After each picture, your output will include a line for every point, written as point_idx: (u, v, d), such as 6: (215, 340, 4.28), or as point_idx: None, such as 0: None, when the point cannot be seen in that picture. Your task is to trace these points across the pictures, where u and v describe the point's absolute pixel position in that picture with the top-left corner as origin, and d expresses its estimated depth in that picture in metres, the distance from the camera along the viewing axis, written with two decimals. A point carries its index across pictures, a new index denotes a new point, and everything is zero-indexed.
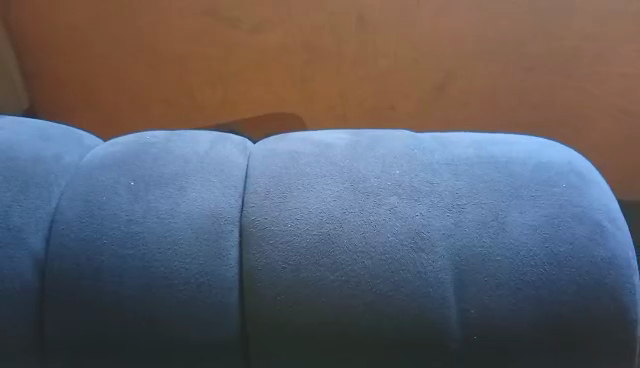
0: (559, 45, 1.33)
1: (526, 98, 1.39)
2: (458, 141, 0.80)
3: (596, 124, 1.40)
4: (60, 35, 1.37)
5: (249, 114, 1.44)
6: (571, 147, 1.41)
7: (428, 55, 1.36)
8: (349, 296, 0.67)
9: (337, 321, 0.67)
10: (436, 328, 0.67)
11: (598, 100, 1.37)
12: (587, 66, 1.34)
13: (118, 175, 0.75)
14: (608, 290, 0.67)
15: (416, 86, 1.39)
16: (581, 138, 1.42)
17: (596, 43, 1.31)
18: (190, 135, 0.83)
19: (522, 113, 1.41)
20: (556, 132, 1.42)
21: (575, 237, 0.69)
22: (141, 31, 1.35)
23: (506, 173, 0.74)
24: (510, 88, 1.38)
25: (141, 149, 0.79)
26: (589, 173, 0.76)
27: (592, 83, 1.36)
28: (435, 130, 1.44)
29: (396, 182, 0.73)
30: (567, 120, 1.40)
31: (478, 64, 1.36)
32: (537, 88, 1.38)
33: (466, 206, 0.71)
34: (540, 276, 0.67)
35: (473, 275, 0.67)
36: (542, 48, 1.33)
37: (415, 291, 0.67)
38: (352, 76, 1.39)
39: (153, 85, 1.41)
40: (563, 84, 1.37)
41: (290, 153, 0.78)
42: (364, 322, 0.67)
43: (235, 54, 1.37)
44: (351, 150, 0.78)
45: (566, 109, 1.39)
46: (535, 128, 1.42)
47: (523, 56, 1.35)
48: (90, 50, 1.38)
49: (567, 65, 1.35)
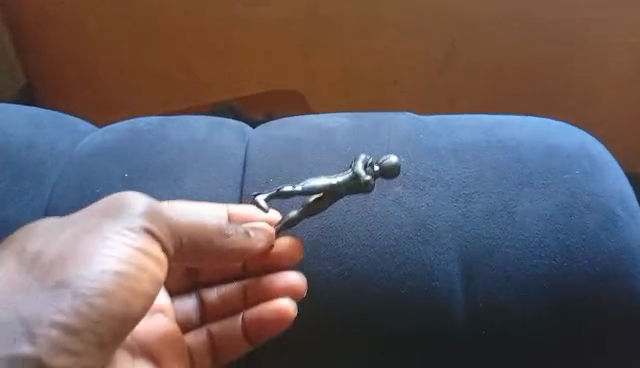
0: (573, 16, 1.13)
1: (542, 73, 1.21)
2: (466, 123, 0.76)
3: (615, 98, 1.21)
4: (46, 13, 1.24)
5: (244, 94, 1.30)
6: (591, 123, 1.24)
7: (434, 27, 1.17)
8: (352, 288, 0.65)
9: (337, 319, 0.65)
10: (444, 321, 0.65)
11: (615, 73, 1.18)
12: (609, 39, 1.14)
13: (111, 166, 0.72)
14: (624, 282, 0.64)
15: (418, 59, 1.22)
16: (608, 122, 1.24)
17: (624, 9, 1.11)
18: (185, 118, 0.78)
19: (543, 88, 1.22)
20: (576, 109, 1.23)
21: (586, 227, 0.66)
22: (127, 9, 1.21)
23: (516, 159, 0.71)
24: (520, 65, 1.20)
25: (135, 137, 0.75)
26: (601, 155, 0.73)
27: (611, 56, 1.16)
28: (438, 106, 1.27)
29: (401, 171, 0.70)
30: (589, 96, 1.22)
31: (485, 37, 1.18)
32: (552, 59, 1.19)
33: (474, 195, 0.68)
34: (551, 266, 0.65)
35: (481, 267, 0.65)
36: (557, 19, 1.14)
37: (421, 284, 0.65)
38: (354, 50, 1.22)
39: (149, 59, 1.27)
40: (574, 56, 1.18)
41: (290, 139, 0.74)
42: (366, 316, 0.65)
43: (232, 27, 1.22)
44: (353, 136, 0.74)
45: (584, 84, 1.21)
46: (564, 98, 1.23)
47: (535, 28, 1.15)
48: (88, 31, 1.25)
49: (580, 37, 1.15)
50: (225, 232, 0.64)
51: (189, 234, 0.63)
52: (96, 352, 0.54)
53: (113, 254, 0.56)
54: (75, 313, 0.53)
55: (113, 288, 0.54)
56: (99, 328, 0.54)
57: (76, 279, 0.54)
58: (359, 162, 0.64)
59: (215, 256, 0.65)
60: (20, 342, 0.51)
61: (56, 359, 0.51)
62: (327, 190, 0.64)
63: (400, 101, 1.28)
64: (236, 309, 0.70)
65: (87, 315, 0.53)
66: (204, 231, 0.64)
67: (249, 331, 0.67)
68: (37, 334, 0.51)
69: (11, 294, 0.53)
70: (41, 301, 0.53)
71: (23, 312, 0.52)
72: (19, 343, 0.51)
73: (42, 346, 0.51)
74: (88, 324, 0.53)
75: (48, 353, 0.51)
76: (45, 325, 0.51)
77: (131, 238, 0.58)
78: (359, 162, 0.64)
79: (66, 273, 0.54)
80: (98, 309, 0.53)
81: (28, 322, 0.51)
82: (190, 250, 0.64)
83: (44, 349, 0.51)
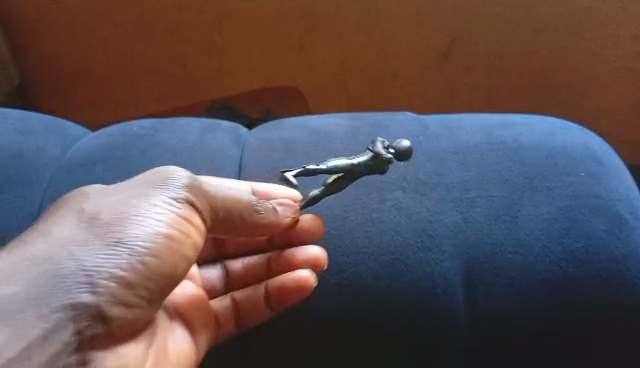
0: (576, 7, 1.10)
1: (546, 67, 1.17)
2: (467, 123, 0.74)
3: (623, 91, 1.17)
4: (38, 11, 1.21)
5: (243, 90, 1.26)
6: (598, 117, 1.20)
7: (433, 19, 1.15)
8: (353, 297, 0.63)
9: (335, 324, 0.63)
10: (447, 330, 0.63)
11: (620, 65, 1.14)
12: (613, 29, 1.11)
13: (102, 172, 0.70)
14: (629, 288, 0.62)
15: (417, 51, 1.18)
16: (617, 116, 1.20)
17: None
18: (179, 122, 0.76)
19: (547, 82, 1.19)
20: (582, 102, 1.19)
21: (592, 231, 0.64)
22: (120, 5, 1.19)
23: (518, 162, 0.69)
24: (522, 59, 1.17)
25: (126, 142, 0.73)
26: (606, 156, 0.70)
27: (616, 48, 1.13)
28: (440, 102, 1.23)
29: (400, 175, 0.68)
30: (595, 89, 1.18)
31: (485, 30, 1.15)
32: (555, 52, 1.15)
33: (476, 199, 0.66)
34: (555, 272, 0.63)
35: (484, 274, 0.63)
36: (559, 10, 1.11)
37: (422, 292, 0.63)
38: (351, 44, 1.19)
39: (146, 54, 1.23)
40: (578, 48, 1.14)
41: (285, 143, 0.72)
42: (365, 323, 0.63)
43: (230, 22, 1.19)
44: (351, 139, 0.71)
45: (590, 77, 1.17)
46: (569, 92, 1.19)
47: (536, 21, 1.13)
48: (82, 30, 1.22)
49: (582, 29, 1.12)
50: (256, 208, 0.63)
51: (223, 209, 0.62)
52: (142, 307, 0.56)
53: (161, 219, 0.57)
54: (127, 270, 0.54)
55: (161, 250, 0.56)
56: (147, 286, 0.56)
57: (128, 239, 0.55)
58: (377, 143, 0.64)
59: (245, 229, 0.63)
60: (79, 292, 0.52)
61: (112, 310, 0.53)
62: (348, 169, 0.63)
63: (400, 99, 1.24)
64: (261, 279, 0.69)
65: (140, 271, 0.55)
66: (235, 205, 0.62)
67: (272, 298, 0.65)
68: (94, 286, 0.52)
69: (68, 246, 0.54)
70: (96, 256, 0.54)
71: (81, 264, 0.53)
72: (78, 293, 0.52)
73: (100, 297, 0.52)
74: (138, 281, 0.55)
75: (104, 304, 0.53)
76: (101, 278, 0.53)
77: (176, 205, 0.58)
78: (377, 143, 0.64)
79: (118, 231, 0.56)
80: (147, 267, 0.55)
81: (88, 273, 0.53)
82: (220, 225, 0.63)
83: (100, 301, 0.52)
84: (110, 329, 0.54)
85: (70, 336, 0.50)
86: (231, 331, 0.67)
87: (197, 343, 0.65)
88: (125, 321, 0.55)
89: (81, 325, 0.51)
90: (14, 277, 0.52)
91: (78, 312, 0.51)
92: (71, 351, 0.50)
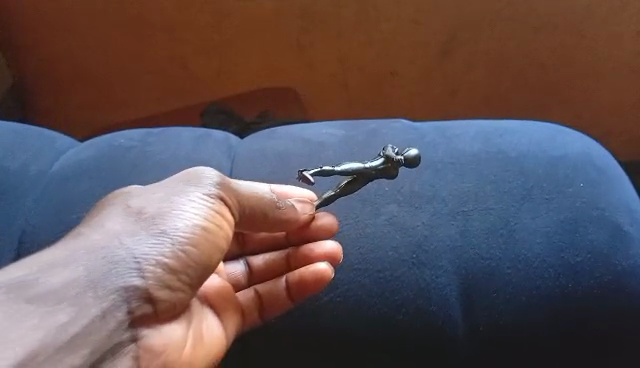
0: (583, 5, 1.05)
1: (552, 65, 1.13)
2: (463, 131, 0.72)
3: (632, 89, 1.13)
4: (30, 16, 1.18)
5: (244, 90, 1.22)
6: (607, 116, 1.16)
7: (434, 18, 1.10)
8: (349, 310, 0.62)
9: (330, 334, 0.62)
10: (445, 347, 0.61)
11: (630, 63, 1.10)
12: (622, 27, 1.07)
13: (90, 187, 0.68)
14: (631, 303, 0.61)
15: (419, 47, 1.13)
16: (625, 114, 1.16)
17: None
18: (169, 133, 0.75)
19: (553, 80, 1.14)
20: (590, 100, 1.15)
21: (592, 245, 0.62)
22: (113, 8, 1.15)
23: (516, 172, 0.67)
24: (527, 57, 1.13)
25: (116, 154, 0.71)
26: (607, 163, 0.68)
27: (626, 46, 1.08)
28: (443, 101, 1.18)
29: (395, 187, 0.66)
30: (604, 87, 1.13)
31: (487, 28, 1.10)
32: (563, 50, 1.11)
33: (472, 212, 0.64)
34: (554, 288, 0.61)
35: (481, 290, 0.62)
36: (565, 8, 1.07)
37: (418, 309, 0.61)
38: (349, 44, 1.15)
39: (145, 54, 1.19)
40: (585, 46, 1.10)
41: (277, 155, 0.70)
42: (365, 341, 0.61)
43: (230, 22, 1.15)
44: (345, 149, 0.70)
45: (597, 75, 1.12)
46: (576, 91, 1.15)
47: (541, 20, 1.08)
48: (75, 35, 1.19)
49: (590, 26, 1.08)
50: (277, 204, 0.61)
51: (248, 205, 0.60)
52: (185, 293, 0.56)
53: (201, 209, 0.56)
54: (173, 257, 0.53)
55: (203, 237, 0.55)
56: (191, 272, 0.55)
57: (172, 226, 0.54)
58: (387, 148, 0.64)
59: (268, 225, 0.62)
60: (130, 276, 0.51)
61: (158, 293, 0.53)
62: (360, 172, 0.62)
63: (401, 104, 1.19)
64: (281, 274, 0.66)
65: (184, 259, 0.54)
66: (257, 202, 0.60)
67: (292, 290, 0.62)
68: (143, 271, 0.52)
69: (116, 234, 0.53)
70: (144, 243, 0.53)
71: (131, 251, 0.52)
72: (130, 277, 0.51)
73: (148, 282, 0.52)
74: (183, 268, 0.54)
75: (152, 288, 0.52)
76: (150, 264, 0.52)
77: (215, 196, 0.57)
78: (388, 147, 0.64)
79: (163, 220, 0.55)
80: (191, 254, 0.54)
81: (138, 260, 0.52)
82: (245, 221, 0.61)
83: (149, 285, 0.52)
84: (154, 310, 0.53)
85: (120, 316, 0.50)
86: (253, 321, 0.63)
87: (227, 329, 0.62)
88: (169, 305, 0.55)
89: (132, 307, 0.51)
90: (67, 263, 0.50)
91: (128, 295, 0.51)
92: (121, 328, 0.51)
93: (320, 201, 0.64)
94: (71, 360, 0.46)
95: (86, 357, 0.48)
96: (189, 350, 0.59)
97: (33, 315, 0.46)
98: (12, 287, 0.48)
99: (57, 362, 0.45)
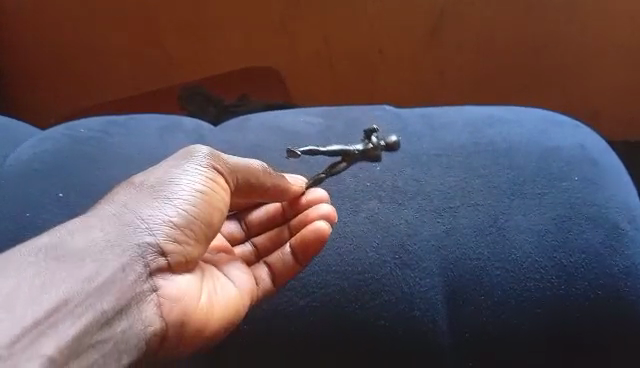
0: None
1: (550, 46, 1.04)
2: (449, 120, 0.67)
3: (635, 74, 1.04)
4: None
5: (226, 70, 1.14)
6: (611, 104, 1.07)
7: None
8: (330, 314, 0.57)
9: (312, 338, 0.57)
10: (429, 353, 0.57)
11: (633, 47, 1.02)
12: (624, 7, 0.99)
13: (47, 183, 0.63)
14: (629, 305, 0.57)
15: (406, 27, 1.06)
16: (632, 103, 1.06)
17: None
18: (136, 121, 0.70)
19: (549, 63, 1.06)
20: (589, 85, 1.06)
21: (587, 245, 0.58)
22: None
23: (507, 166, 0.62)
24: (523, 37, 1.04)
25: (76, 146, 0.66)
26: (604, 157, 0.64)
27: (629, 28, 1.00)
28: (433, 86, 1.11)
29: (376, 181, 0.62)
30: (607, 73, 1.04)
31: (478, 4, 1.03)
32: (560, 30, 1.03)
33: (460, 209, 0.60)
34: (544, 291, 0.57)
35: (468, 294, 0.58)
36: None
37: (400, 314, 0.57)
38: (332, 22, 1.08)
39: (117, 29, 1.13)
40: (582, 26, 1.02)
41: (249, 146, 0.65)
42: (349, 337, 0.57)
43: None
44: (321, 139, 0.65)
45: (598, 57, 1.04)
46: (573, 76, 1.06)
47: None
48: (41, 17, 1.13)
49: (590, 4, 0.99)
50: (268, 173, 0.56)
51: (239, 176, 0.55)
52: (202, 249, 0.51)
53: (202, 167, 0.52)
54: (181, 214, 0.49)
55: (208, 193, 0.51)
56: (203, 226, 0.50)
57: (174, 186, 0.50)
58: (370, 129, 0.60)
59: (260, 194, 0.57)
60: (141, 234, 0.47)
61: (174, 250, 0.48)
62: (345, 152, 0.60)
63: (389, 86, 1.12)
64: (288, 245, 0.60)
65: (192, 216, 0.50)
66: (249, 171, 0.55)
67: (298, 253, 0.57)
68: (154, 228, 0.48)
69: (122, 200, 0.49)
70: (151, 205, 0.49)
71: (139, 213, 0.48)
72: (141, 235, 0.47)
73: (160, 238, 0.47)
74: (194, 224, 0.50)
75: (165, 243, 0.48)
76: (159, 222, 0.48)
77: (212, 157, 0.53)
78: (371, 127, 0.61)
79: (166, 181, 0.50)
80: (198, 209, 0.50)
81: (146, 219, 0.48)
82: (239, 189, 0.56)
83: (162, 240, 0.48)
84: (173, 267, 0.49)
85: (140, 269, 0.46)
86: (267, 288, 0.57)
87: (244, 295, 0.55)
88: (185, 261, 0.49)
89: (148, 263, 0.46)
90: (80, 227, 0.46)
91: (145, 251, 0.46)
92: (144, 281, 0.46)
93: (326, 174, 0.60)
94: (99, 308, 0.42)
95: (115, 306, 0.43)
96: (205, 302, 0.52)
97: (56, 271, 0.42)
98: (30, 250, 0.44)
99: (87, 308, 0.41)
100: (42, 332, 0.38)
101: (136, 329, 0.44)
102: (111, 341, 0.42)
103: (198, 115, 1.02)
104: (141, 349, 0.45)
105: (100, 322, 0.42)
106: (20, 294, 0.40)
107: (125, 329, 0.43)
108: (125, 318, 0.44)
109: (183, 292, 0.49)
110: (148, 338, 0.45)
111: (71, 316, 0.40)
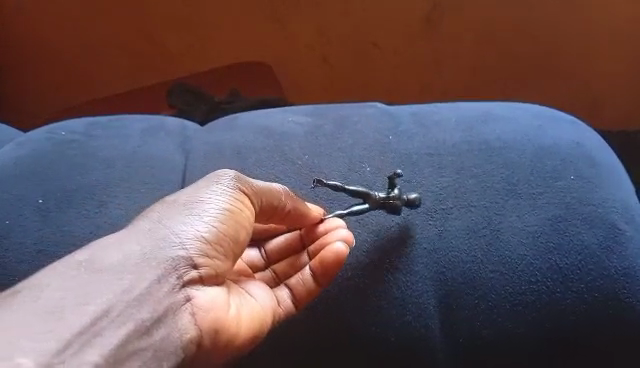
0: None
1: (545, 35, 1.03)
2: (441, 116, 0.65)
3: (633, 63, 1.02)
4: None
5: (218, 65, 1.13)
6: (609, 94, 1.05)
7: None
8: (323, 320, 0.56)
9: (310, 344, 0.56)
10: (421, 359, 0.56)
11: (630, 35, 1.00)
12: None
13: (27, 189, 0.61)
14: (627, 308, 0.55)
15: (400, 17, 1.05)
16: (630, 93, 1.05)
17: None
18: (118, 123, 0.68)
19: (545, 53, 1.04)
20: (587, 76, 1.04)
21: (583, 246, 0.56)
22: None
23: (500, 165, 0.60)
24: (518, 27, 1.03)
25: (56, 150, 0.64)
26: (600, 154, 0.62)
27: (626, 16, 0.99)
28: (428, 78, 1.09)
29: (367, 183, 0.60)
30: (604, 63, 1.03)
31: None
32: (555, 18, 1.01)
33: (453, 210, 0.58)
34: (538, 294, 0.56)
35: (461, 298, 0.56)
36: None
37: (391, 319, 0.56)
38: (325, 13, 1.06)
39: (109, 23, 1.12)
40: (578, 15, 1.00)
41: (235, 148, 0.63)
42: (345, 342, 0.56)
43: None
44: (310, 140, 0.63)
45: (595, 46, 1.02)
46: (570, 67, 1.04)
47: None
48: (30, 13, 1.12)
49: None
50: (290, 196, 0.55)
51: (259, 199, 0.53)
52: (232, 263, 0.50)
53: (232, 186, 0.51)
54: (213, 228, 0.48)
55: (238, 210, 0.50)
56: (234, 241, 0.50)
57: (205, 202, 0.49)
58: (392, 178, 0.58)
59: (280, 218, 0.56)
60: (175, 248, 0.46)
61: (207, 263, 0.48)
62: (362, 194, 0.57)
63: (384, 78, 1.10)
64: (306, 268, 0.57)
65: (223, 230, 0.49)
66: (271, 194, 0.54)
67: (318, 274, 0.55)
68: (186, 242, 0.47)
69: (156, 216, 0.48)
70: (182, 220, 0.48)
71: (172, 228, 0.47)
72: (174, 249, 0.46)
73: (193, 252, 0.47)
74: (225, 239, 0.49)
75: (198, 256, 0.47)
76: (191, 236, 0.47)
77: (240, 179, 0.52)
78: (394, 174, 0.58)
79: (197, 197, 0.50)
80: (229, 224, 0.49)
81: (179, 234, 0.47)
82: (263, 212, 0.54)
83: (194, 254, 0.47)
84: (207, 280, 0.48)
85: (173, 281, 0.45)
86: (289, 310, 0.55)
87: (266, 313, 0.53)
88: (217, 274, 0.48)
89: (181, 276, 0.46)
90: (115, 242, 0.46)
91: (178, 264, 0.46)
92: (177, 292, 0.45)
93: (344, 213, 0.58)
94: (138, 318, 0.42)
95: (153, 316, 0.43)
96: (234, 315, 0.49)
97: (94, 284, 0.42)
98: (69, 264, 0.43)
99: (128, 317, 0.42)
100: (87, 341, 0.39)
101: (172, 338, 0.44)
102: (150, 350, 0.42)
103: (189, 114, 0.96)
104: (179, 358, 0.44)
105: (139, 331, 0.42)
106: (64, 307, 0.40)
107: (163, 338, 0.43)
108: (162, 327, 0.43)
109: (214, 303, 0.48)
110: (185, 346, 0.45)
111: (112, 325, 0.41)
